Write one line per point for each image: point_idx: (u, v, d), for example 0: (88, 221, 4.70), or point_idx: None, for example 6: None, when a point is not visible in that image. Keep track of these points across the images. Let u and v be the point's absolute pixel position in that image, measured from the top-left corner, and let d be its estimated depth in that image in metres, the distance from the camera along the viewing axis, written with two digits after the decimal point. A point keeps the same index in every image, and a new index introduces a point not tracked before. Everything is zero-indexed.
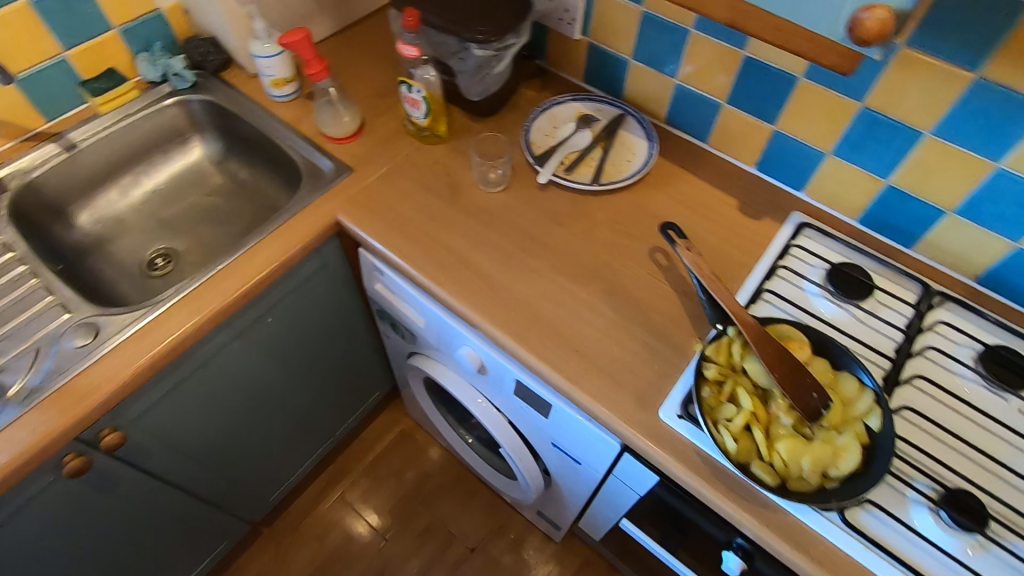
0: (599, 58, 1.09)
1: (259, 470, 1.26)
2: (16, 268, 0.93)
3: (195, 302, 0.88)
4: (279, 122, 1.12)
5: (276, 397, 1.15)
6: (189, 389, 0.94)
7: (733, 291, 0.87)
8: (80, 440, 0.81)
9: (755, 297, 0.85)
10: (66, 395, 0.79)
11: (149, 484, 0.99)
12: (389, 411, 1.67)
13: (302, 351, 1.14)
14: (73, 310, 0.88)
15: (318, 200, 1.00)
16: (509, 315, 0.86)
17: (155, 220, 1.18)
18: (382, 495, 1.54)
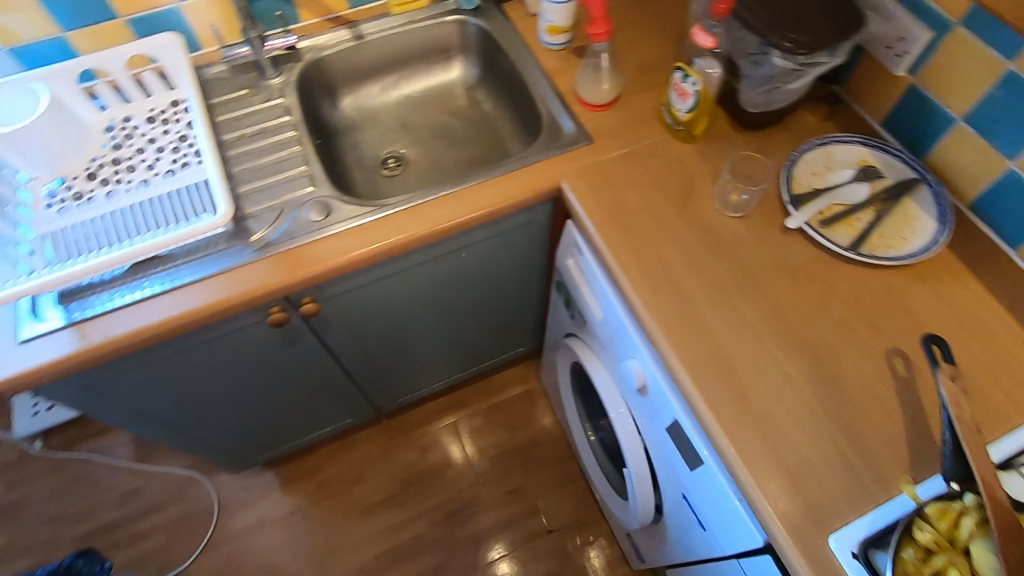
0: (916, 106, 0.90)
1: (400, 374, 1.36)
2: (288, 132, 1.05)
3: (412, 218, 0.93)
4: (539, 70, 1.11)
5: (439, 321, 1.21)
6: (378, 290, 1.01)
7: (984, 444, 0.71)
8: (288, 299, 0.92)
9: (1009, 466, 0.69)
10: (291, 258, 0.89)
11: (320, 353, 1.10)
12: (522, 367, 1.70)
13: (477, 291, 1.17)
14: (317, 186, 0.98)
15: (550, 160, 0.99)
16: (698, 354, 0.78)
17: (400, 123, 1.26)
18: (488, 440, 1.60)
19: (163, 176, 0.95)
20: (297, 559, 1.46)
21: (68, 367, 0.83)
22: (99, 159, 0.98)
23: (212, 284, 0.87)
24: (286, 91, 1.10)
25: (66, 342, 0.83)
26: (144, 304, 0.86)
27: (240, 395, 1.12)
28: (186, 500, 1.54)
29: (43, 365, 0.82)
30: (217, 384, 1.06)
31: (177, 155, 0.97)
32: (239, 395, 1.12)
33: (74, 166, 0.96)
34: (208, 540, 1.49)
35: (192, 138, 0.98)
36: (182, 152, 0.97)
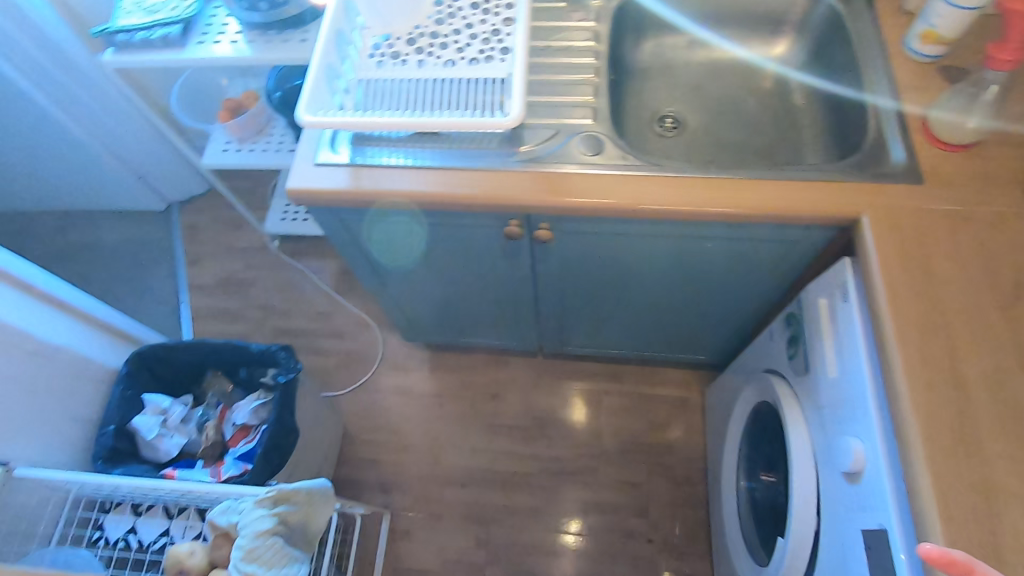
0: None
1: (579, 325, 1.35)
2: (588, 58, 1.01)
3: (681, 189, 0.87)
4: (890, 73, 0.91)
5: (644, 296, 1.16)
6: (609, 244, 0.98)
7: None
8: (528, 217, 0.92)
9: None
10: (548, 181, 0.90)
11: (525, 277, 1.12)
12: (689, 373, 1.60)
13: (698, 284, 1.09)
14: (596, 121, 0.94)
15: (856, 185, 0.84)
16: (955, 478, 0.65)
17: (692, 84, 1.14)
18: (626, 425, 1.55)
19: (468, 61, 0.98)
20: (422, 436, 1.60)
21: (340, 197, 0.93)
22: (421, 27, 1.02)
23: (474, 177, 0.91)
24: (602, 17, 1.05)
25: (344, 176, 0.93)
26: (413, 172, 0.93)
27: (442, 281, 1.20)
28: (359, 342, 1.75)
29: (324, 189, 0.92)
30: (431, 265, 1.13)
31: (485, 46, 1.00)
32: (442, 281, 1.19)
33: (401, 26, 1.02)
34: (362, 382, 1.68)
35: (504, 35, 1.00)
36: (491, 44, 0.99)
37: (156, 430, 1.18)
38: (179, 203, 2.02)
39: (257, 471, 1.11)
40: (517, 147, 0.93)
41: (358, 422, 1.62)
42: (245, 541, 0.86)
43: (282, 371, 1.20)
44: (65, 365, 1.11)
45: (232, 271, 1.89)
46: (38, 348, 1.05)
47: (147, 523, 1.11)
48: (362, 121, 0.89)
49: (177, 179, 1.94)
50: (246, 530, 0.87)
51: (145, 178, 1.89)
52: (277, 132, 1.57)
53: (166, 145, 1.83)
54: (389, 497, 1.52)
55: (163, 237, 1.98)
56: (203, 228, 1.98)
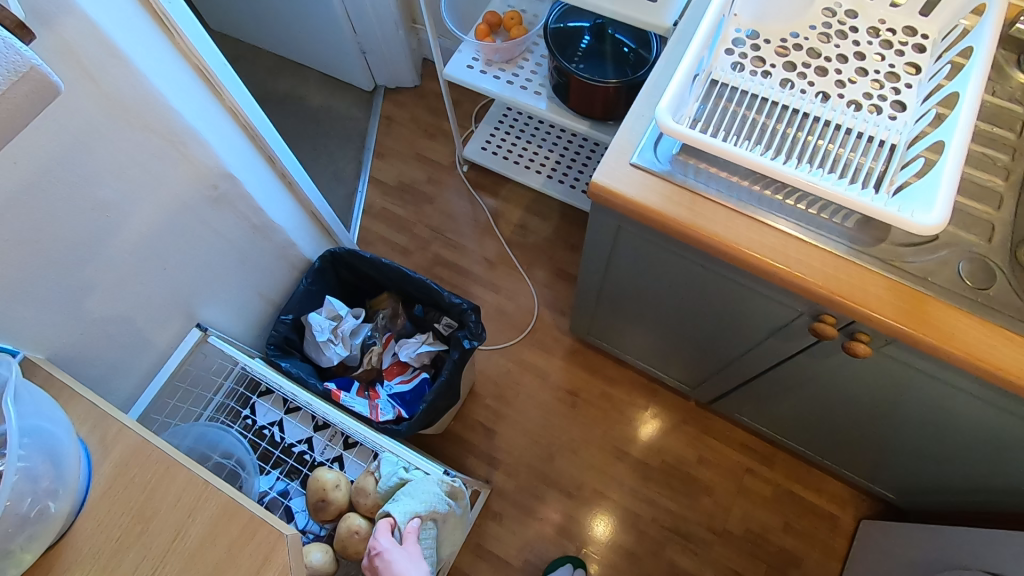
0: None
1: (776, 409, 1.18)
2: (1001, 153, 0.77)
3: None
4: None
5: (891, 427, 0.98)
6: (917, 379, 0.80)
7: None
8: (851, 323, 0.75)
9: None
10: (908, 297, 0.70)
11: (774, 357, 0.97)
12: (848, 492, 1.42)
13: (975, 450, 0.91)
14: (990, 243, 0.72)
15: None
16: None
17: None
18: (758, 513, 1.41)
19: (847, 104, 0.78)
20: (544, 428, 1.52)
21: (644, 214, 0.76)
22: (801, 37, 0.82)
23: (814, 255, 0.73)
24: None
25: (656, 189, 0.76)
26: (739, 217, 0.75)
27: (667, 314, 1.06)
28: (513, 305, 1.66)
29: (634, 198, 0.76)
30: (672, 299, 0.99)
31: (875, 90, 0.79)
32: (667, 314, 1.06)
33: (775, 28, 0.83)
34: (503, 347, 1.61)
35: (903, 85, 0.79)
36: (884, 91, 0.78)
37: (326, 335, 1.15)
38: (384, 89, 1.94)
39: (414, 424, 1.05)
40: (877, 238, 0.73)
41: (487, 386, 1.57)
42: (406, 514, 0.88)
43: (465, 334, 1.11)
44: (274, 247, 1.07)
45: (413, 179, 1.82)
46: (261, 226, 1.01)
47: (292, 423, 1.08)
48: (729, 152, 0.71)
49: (395, 67, 1.85)
50: (412, 502, 0.89)
51: (367, 54, 1.80)
52: (528, 66, 1.41)
53: (401, 32, 1.73)
54: (493, 473, 1.48)
55: (361, 118, 1.92)
56: (399, 124, 1.90)
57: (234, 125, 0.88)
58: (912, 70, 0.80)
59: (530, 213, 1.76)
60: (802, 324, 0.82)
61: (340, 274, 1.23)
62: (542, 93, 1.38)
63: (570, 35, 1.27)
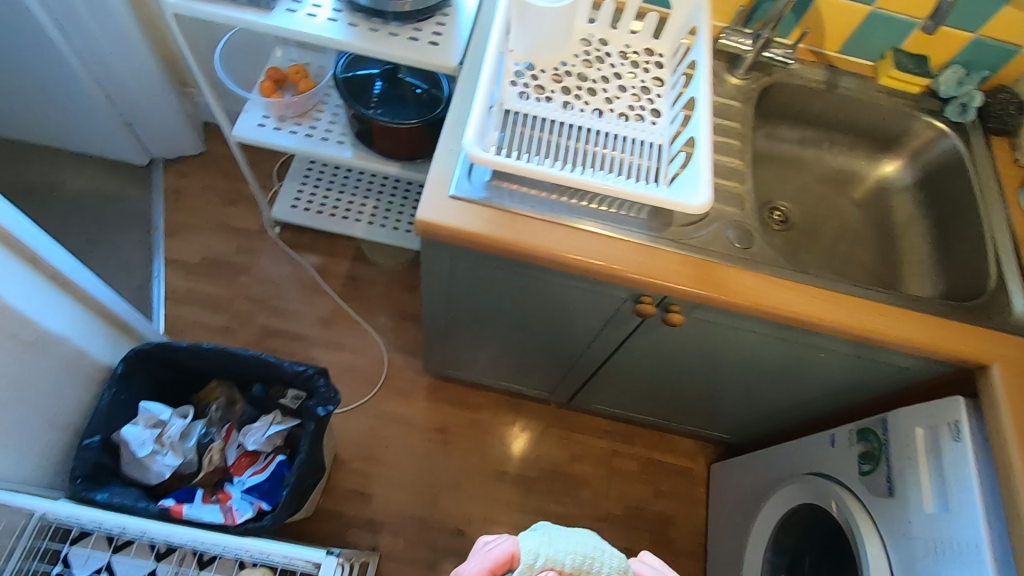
0: None
1: (626, 390, 1.30)
2: (733, 139, 0.98)
3: (829, 301, 0.85)
4: (1006, 225, 0.97)
5: (710, 378, 1.15)
6: (722, 332, 0.95)
7: None
8: (663, 299, 0.86)
9: None
10: (701, 267, 0.84)
11: (612, 344, 1.06)
12: (697, 445, 1.60)
13: (774, 380, 1.11)
14: (744, 209, 0.90)
15: (984, 330, 0.87)
16: None
17: (800, 184, 1.16)
18: (631, 489, 1.53)
19: (618, 116, 0.91)
20: (421, 474, 1.47)
21: (474, 242, 0.80)
22: (568, 66, 0.95)
23: (622, 248, 0.83)
24: (745, 98, 1.03)
25: (480, 217, 0.81)
26: (555, 226, 0.82)
27: (512, 328, 1.10)
28: (361, 358, 1.59)
29: (459, 227, 0.79)
30: (512, 312, 1.03)
31: (636, 102, 0.94)
32: (510, 329, 1.10)
33: (546, 60, 0.95)
34: (360, 404, 1.53)
35: (655, 96, 0.95)
36: (642, 102, 0.94)
37: (149, 448, 0.98)
38: (163, 161, 1.75)
39: (280, 513, 0.93)
40: (667, 222, 0.86)
41: (351, 449, 1.48)
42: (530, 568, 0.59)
43: (318, 402, 1.02)
44: (58, 361, 0.90)
45: (219, 251, 1.66)
46: (36, 340, 0.84)
47: (126, 561, 0.91)
48: (536, 171, 0.78)
49: (173, 136, 1.68)
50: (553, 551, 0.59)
51: (135, 126, 1.61)
52: (325, 117, 1.39)
53: (172, 97, 1.57)
54: (378, 537, 1.39)
55: (141, 196, 1.71)
56: (190, 196, 1.73)
57: (20, 264, 0.82)
58: (659, 83, 0.97)
59: (357, 261, 1.72)
60: (627, 308, 0.92)
61: (151, 371, 1.06)
62: (345, 141, 1.36)
63: (362, 82, 1.29)
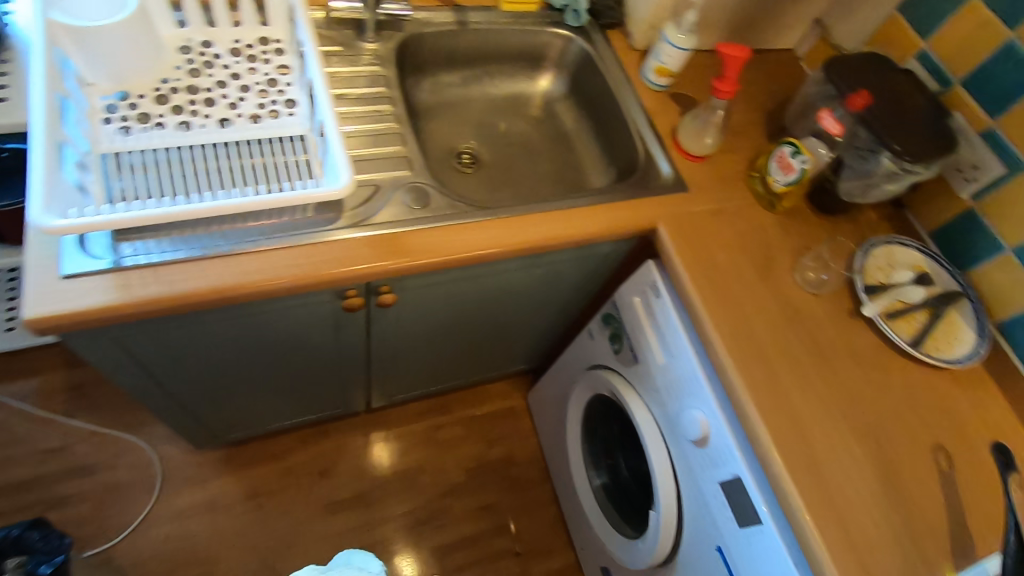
0: (966, 227, 1.05)
1: (409, 372, 1.29)
2: (383, 104, 0.97)
3: (515, 227, 0.90)
4: (637, 104, 1.11)
5: (471, 328, 1.18)
6: (446, 288, 0.96)
7: None
8: (369, 285, 0.84)
9: None
10: (386, 242, 0.82)
11: (359, 341, 1.03)
12: (509, 384, 1.67)
13: (523, 307, 1.17)
14: (413, 170, 0.90)
15: (644, 200, 1.00)
16: (772, 407, 0.84)
17: (477, 122, 1.21)
18: (464, 452, 1.55)
19: (247, 120, 0.83)
20: (248, 551, 1.33)
21: (118, 315, 0.69)
22: (172, 81, 0.84)
23: (294, 254, 0.78)
24: (384, 61, 1.02)
25: (114, 285, 0.70)
26: (212, 261, 0.75)
27: (250, 369, 1.00)
28: (124, 469, 1.36)
29: (90, 308, 0.68)
30: (234, 356, 0.93)
31: (264, 98, 0.86)
32: (247, 371, 1.00)
33: (142, 82, 0.82)
34: (143, 518, 1.32)
35: (284, 85, 0.87)
36: (271, 96, 0.86)
37: None
38: None
39: None
40: (338, 211, 0.83)
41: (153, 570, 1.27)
42: None
43: (40, 559, 0.87)
44: None
45: None
46: None
47: None
48: (151, 215, 0.68)
49: None
50: None
51: None
52: None
53: None
54: None
55: None
56: None
57: None
58: (285, 71, 0.89)
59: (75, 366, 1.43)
60: (331, 309, 0.88)
61: None
62: None
63: None
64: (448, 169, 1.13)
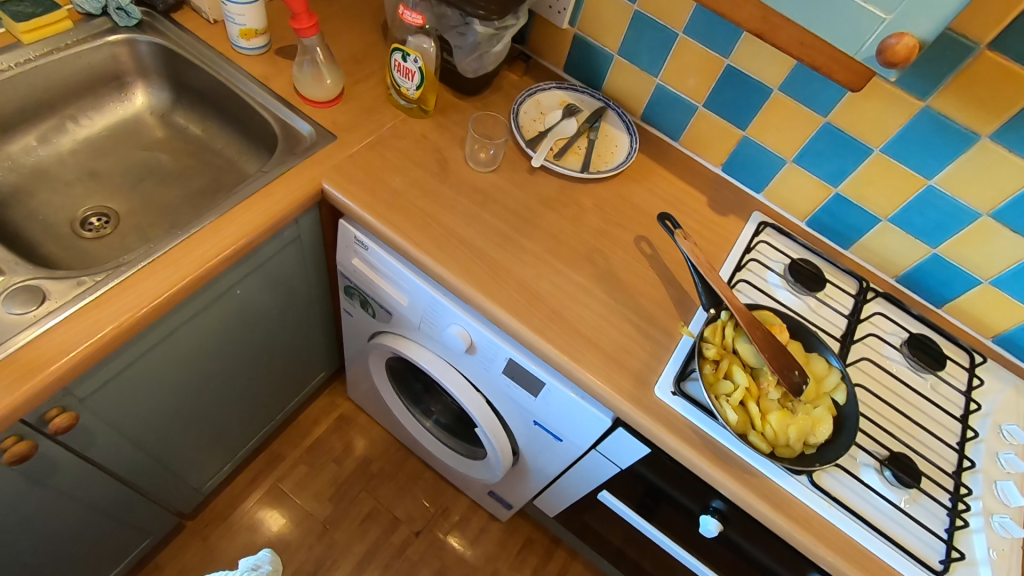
0: (581, 50, 1.16)
1: (194, 458, 1.14)
2: None
3: (167, 267, 0.79)
4: (245, 75, 1.02)
5: (221, 380, 1.06)
6: (142, 366, 0.84)
7: (718, 263, 0.99)
8: (24, 422, 0.70)
9: (738, 269, 0.98)
10: (9, 367, 0.68)
11: (88, 473, 0.87)
12: (326, 395, 1.58)
13: (260, 329, 1.08)
14: (7, 272, 0.74)
15: (298, 167, 0.95)
16: (500, 286, 0.89)
17: (89, 176, 1.03)
18: (319, 484, 1.45)
19: None
20: None
21: None
22: None
23: None
24: None
25: None
26: None
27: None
28: None
29: None
30: None
31: None
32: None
33: None
34: None
35: None
36: None
37: None
38: None
39: None
40: None
41: None
42: None
43: None
44: None
45: None
46: None
47: None
48: None
49: None
50: None
51: None
52: None
53: None
54: None
55: None
56: None
57: None
58: None
59: None
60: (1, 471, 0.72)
61: None
62: None
63: None
64: (84, 243, 0.96)
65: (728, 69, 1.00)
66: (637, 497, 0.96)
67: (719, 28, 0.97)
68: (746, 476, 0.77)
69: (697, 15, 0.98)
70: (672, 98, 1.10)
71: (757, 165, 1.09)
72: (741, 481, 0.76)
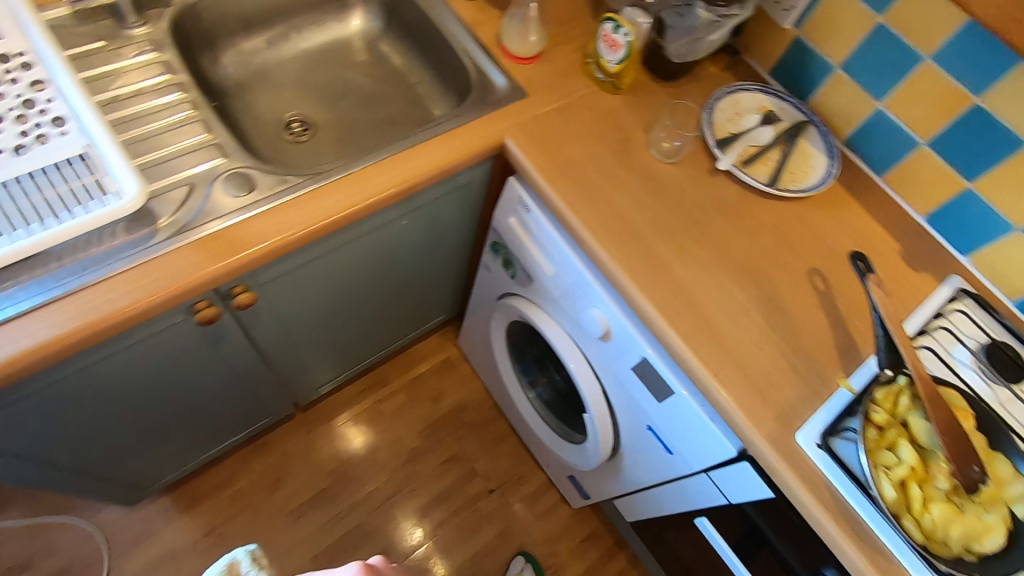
0: (798, 55, 1.06)
1: (321, 360, 1.24)
2: (173, 93, 0.87)
3: (357, 185, 0.85)
4: (456, 17, 1.05)
5: (363, 298, 1.13)
6: (311, 268, 0.90)
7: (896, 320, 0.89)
8: (217, 290, 0.79)
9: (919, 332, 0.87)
10: (217, 239, 0.75)
11: (244, 348, 0.96)
12: (437, 337, 1.64)
13: (409, 261, 1.13)
14: (228, 156, 0.83)
15: (486, 117, 0.96)
16: (656, 282, 0.85)
17: (299, 85, 1.12)
18: (413, 416, 1.53)
19: (11, 154, 0.72)
20: None
21: None
22: None
23: (116, 284, 0.70)
24: (161, 44, 0.91)
25: None
26: (27, 319, 0.67)
27: (134, 412, 0.93)
28: (61, 552, 1.28)
29: None
30: (109, 403, 0.86)
31: (25, 124, 0.74)
32: (134, 415, 0.93)
33: None
34: None
35: (46, 104, 0.76)
36: (33, 124, 0.75)
37: None
38: None
39: None
40: (152, 223, 0.75)
41: None
42: None
43: None
44: None
45: None
46: None
47: None
48: None
49: None
50: None
51: None
52: None
53: None
54: None
55: None
56: None
57: None
58: (41, 86, 0.77)
59: None
60: (190, 326, 0.82)
61: None
62: None
63: None
64: (283, 144, 1.05)
65: (974, 109, 0.87)
66: (736, 535, 0.91)
67: (982, 60, 0.84)
68: (883, 560, 0.69)
69: (958, 39, 0.85)
70: (892, 127, 0.98)
71: (974, 224, 0.94)
72: (876, 563, 0.69)
